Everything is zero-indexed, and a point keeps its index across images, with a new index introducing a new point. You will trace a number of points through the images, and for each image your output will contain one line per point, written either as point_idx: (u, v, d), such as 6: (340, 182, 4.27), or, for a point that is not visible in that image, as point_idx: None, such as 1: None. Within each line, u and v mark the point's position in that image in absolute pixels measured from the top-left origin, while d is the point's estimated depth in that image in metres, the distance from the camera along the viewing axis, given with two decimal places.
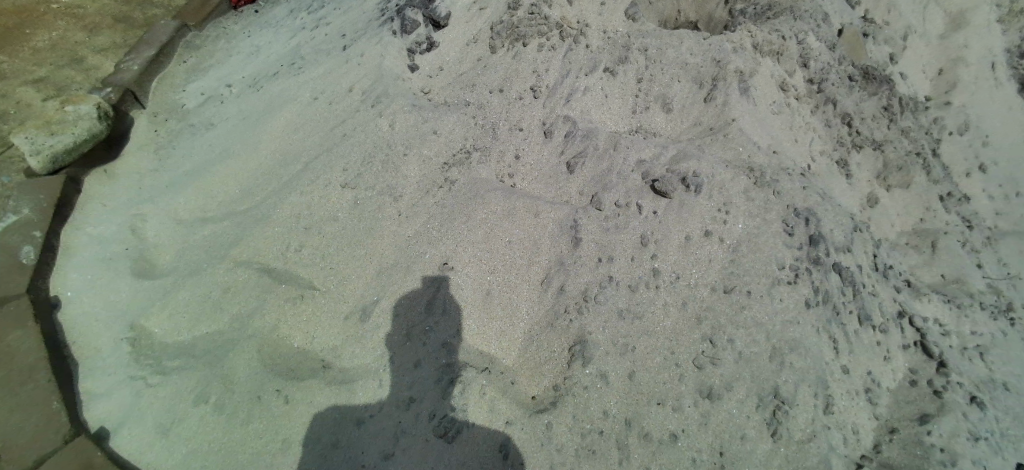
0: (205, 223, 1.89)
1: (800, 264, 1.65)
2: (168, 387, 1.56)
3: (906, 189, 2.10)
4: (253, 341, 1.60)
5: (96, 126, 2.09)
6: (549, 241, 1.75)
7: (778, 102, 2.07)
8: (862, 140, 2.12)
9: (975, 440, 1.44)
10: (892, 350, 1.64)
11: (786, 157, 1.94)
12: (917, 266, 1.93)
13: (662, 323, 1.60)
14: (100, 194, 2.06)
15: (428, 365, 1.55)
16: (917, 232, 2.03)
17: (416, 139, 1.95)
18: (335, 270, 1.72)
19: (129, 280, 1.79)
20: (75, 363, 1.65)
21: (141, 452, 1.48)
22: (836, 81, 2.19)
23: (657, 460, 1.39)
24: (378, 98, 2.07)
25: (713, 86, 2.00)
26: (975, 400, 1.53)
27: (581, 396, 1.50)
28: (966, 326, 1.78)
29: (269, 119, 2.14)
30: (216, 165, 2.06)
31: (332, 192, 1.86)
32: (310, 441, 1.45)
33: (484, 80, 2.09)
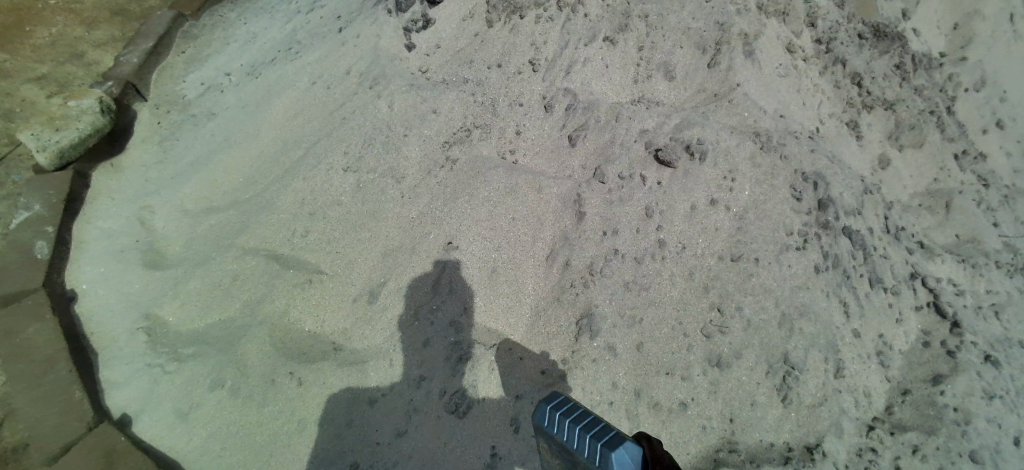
0: (210, 213, 1.90)
1: (809, 229, 1.63)
2: (185, 374, 1.59)
3: (918, 149, 2.05)
4: (264, 327, 1.62)
5: (99, 119, 2.07)
6: (554, 217, 1.74)
7: (784, 65, 2.02)
8: (873, 100, 2.06)
9: (989, 398, 1.46)
10: (904, 313, 1.62)
11: (793, 121, 1.90)
12: (931, 227, 1.89)
13: (669, 293, 1.59)
14: (107, 188, 2.08)
15: (437, 344, 1.57)
16: (931, 192, 1.99)
17: (416, 119, 1.94)
18: (341, 253, 1.73)
19: (141, 272, 1.82)
20: (94, 353, 1.69)
21: (163, 437, 1.53)
22: (845, 40, 2.13)
23: (668, 430, 1.42)
24: (376, 80, 2.05)
25: (717, 50, 1.95)
26: (990, 359, 1.53)
27: (590, 368, 1.52)
28: (980, 286, 1.76)
29: (269, 106, 2.12)
30: (219, 155, 2.05)
31: (334, 177, 1.86)
32: (325, 421, 1.49)
33: (481, 56, 2.05)
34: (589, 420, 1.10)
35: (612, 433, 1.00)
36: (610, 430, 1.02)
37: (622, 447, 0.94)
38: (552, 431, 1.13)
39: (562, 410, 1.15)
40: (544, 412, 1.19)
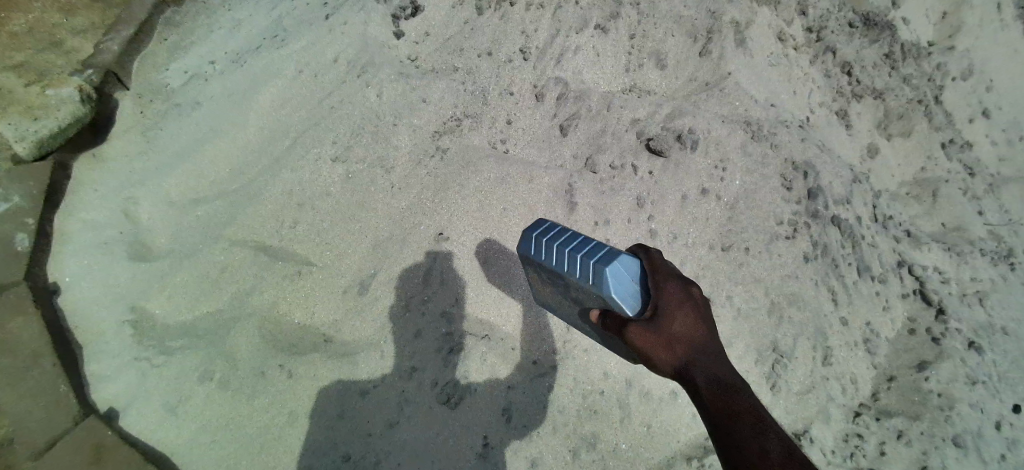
0: (197, 204, 1.86)
1: (798, 219, 1.66)
2: (173, 367, 1.58)
3: (906, 138, 2.06)
4: (254, 319, 1.61)
5: (80, 109, 2.02)
6: (545, 208, 1.72)
7: (775, 54, 2.02)
8: (862, 89, 2.06)
9: (973, 384, 1.50)
10: (891, 300, 1.64)
11: (782, 110, 1.91)
12: (919, 216, 1.91)
13: None
14: (89, 179, 2.01)
15: (428, 335, 1.57)
16: (918, 181, 2.00)
17: (406, 108, 1.91)
18: (331, 245, 1.71)
19: (126, 264, 1.78)
20: (79, 347, 1.66)
21: (151, 430, 1.51)
22: (836, 29, 2.12)
23: (657, 417, 1.50)
24: (364, 68, 2.00)
25: (708, 39, 1.94)
26: (973, 345, 1.57)
27: (581, 358, 1.57)
28: (965, 273, 1.78)
29: (253, 97, 2.03)
30: (203, 145, 1.98)
31: (323, 167, 1.83)
32: (317, 413, 1.50)
33: (472, 44, 2.02)
34: (578, 242, 1.20)
35: (604, 253, 1.09)
36: (601, 250, 1.11)
37: (617, 261, 1.02)
38: (541, 258, 1.26)
39: (549, 237, 1.25)
40: (529, 240, 1.30)
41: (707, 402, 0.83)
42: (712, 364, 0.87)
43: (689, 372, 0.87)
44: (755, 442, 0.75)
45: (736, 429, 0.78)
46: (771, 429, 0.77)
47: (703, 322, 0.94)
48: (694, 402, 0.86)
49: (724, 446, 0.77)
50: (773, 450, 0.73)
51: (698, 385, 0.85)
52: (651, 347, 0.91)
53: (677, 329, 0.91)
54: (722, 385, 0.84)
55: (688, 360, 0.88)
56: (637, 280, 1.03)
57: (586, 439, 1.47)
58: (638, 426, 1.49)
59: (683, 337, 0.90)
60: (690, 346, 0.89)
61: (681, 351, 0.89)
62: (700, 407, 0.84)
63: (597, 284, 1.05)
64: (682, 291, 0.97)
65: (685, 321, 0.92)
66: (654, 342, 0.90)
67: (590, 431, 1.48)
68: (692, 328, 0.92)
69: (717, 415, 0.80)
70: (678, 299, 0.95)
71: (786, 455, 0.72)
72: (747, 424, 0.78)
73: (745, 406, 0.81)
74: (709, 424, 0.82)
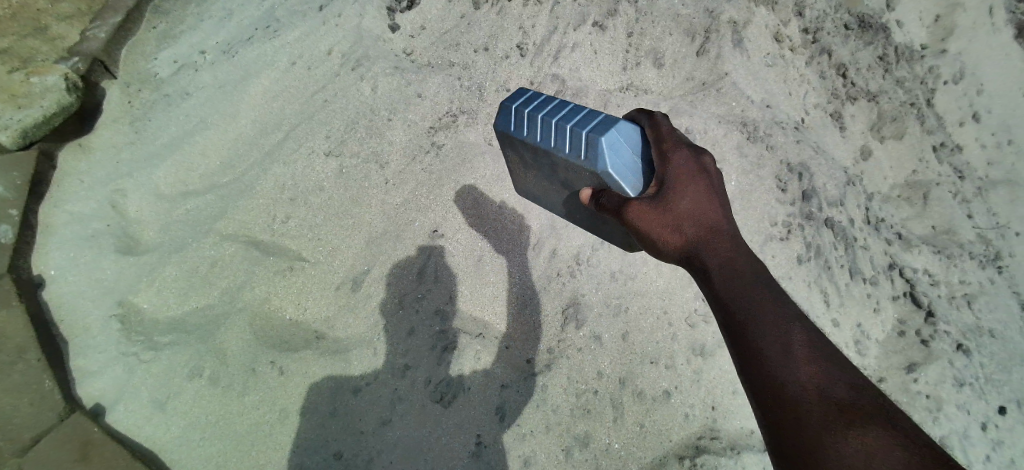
0: (186, 197, 1.82)
1: (792, 220, 1.68)
2: (161, 363, 1.55)
3: (898, 140, 2.07)
4: (244, 315, 1.59)
5: (65, 97, 1.96)
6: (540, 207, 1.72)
7: (771, 55, 2.04)
8: (857, 91, 2.07)
9: (959, 385, 1.56)
10: (881, 302, 1.67)
11: (778, 111, 1.93)
12: (909, 218, 1.94)
13: (655, 283, 1.64)
14: (76, 169, 1.97)
15: (422, 333, 1.57)
16: (910, 184, 2.01)
17: (401, 103, 1.89)
18: (324, 240, 1.69)
19: (113, 257, 1.74)
20: (64, 342, 1.63)
21: (139, 427, 1.49)
22: (832, 30, 2.12)
23: (650, 417, 1.50)
24: (358, 61, 1.97)
25: (706, 38, 1.95)
26: (961, 348, 1.61)
27: (575, 358, 1.56)
28: (955, 276, 1.81)
29: (246, 86, 1.99)
30: (193, 137, 1.93)
31: (316, 162, 1.80)
32: (308, 410, 1.49)
33: (468, 39, 2.00)
34: (568, 109, 1.16)
35: (597, 120, 1.10)
36: (599, 118, 1.11)
37: (613, 129, 1.06)
38: (522, 135, 1.23)
39: (533, 108, 1.19)
40: (508, 114, 1.25)
41: (718, 287, 0.86)
42: (723, 248, 0.90)
43: (699, 258, 0.90)
44: (775, 331, 0.77)
45: (753, 317, 0.80)
46: (792, 320, 0.79)
47: (712, 203, 0.95)
48: (703, 284, 0.90)
49: (738, 330, 0.81)
50: (797, 344, 0.76)
51: (709, 271, 0.88)
52: (661, 231, 0.92)
53: (686, 212, 0.93)
54: (735, 270, 0.86)
55: (698, 244, 0.91)
56: (632, 151, 1.09)
57: (578, 439, 1.47)
58: (631, 425, 1.49)
59: (692, 219, 0.92)
60: (700, 229, 0.92)
61: (691, 234, 0.92)
62: (709, 291, 0.88)
63: (589, 159, 1.09)
64: (692, 169, 0.98)
65: (696, 194, 0.95)
66: (663, 226, 0.92)
67: (583, 431, 1.48)
68: (700, 210, 0.93)
69: (730, 301, 0.83)
70: (688, 180, 0.96)
71: (808, 350, 0.75)
72: (763, 312, 0.80)
73: (761, 294, 0.83)
74: (722, 308, 0.84)
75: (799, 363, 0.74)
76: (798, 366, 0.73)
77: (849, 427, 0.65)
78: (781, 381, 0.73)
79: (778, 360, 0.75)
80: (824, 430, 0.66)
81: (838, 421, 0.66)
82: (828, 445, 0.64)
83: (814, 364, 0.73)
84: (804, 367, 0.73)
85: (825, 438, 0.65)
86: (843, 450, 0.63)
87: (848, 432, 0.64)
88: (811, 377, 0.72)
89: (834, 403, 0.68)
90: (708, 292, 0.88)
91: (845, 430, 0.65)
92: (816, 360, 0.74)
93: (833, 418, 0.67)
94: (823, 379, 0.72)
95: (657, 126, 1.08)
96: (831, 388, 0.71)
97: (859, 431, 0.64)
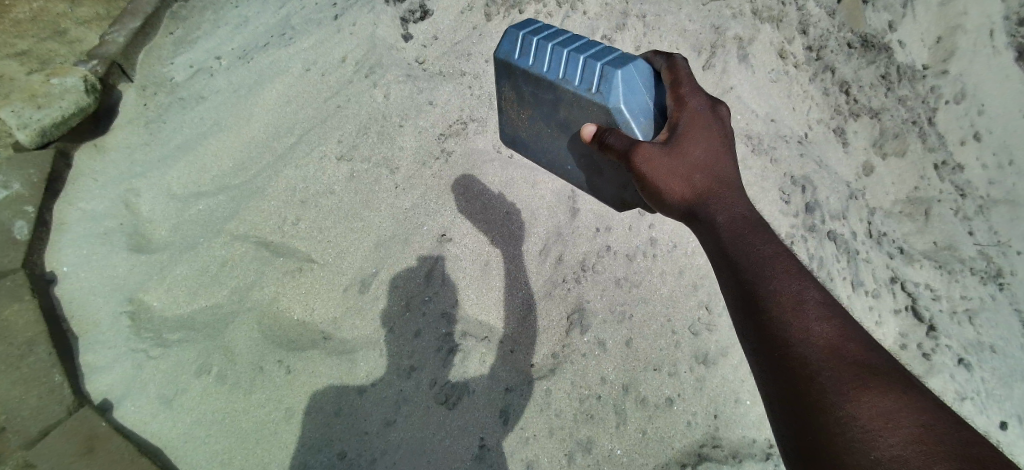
0: (199, 197, 1.85)
1: (797, 231, 1.75)
2: (169, 359, 1.57)
3: (900, 157, 2.09)
4: (253, 314, 1.61)
5: (85, 99, 1.99)
6: (547, 214, 1.76)
7: (775, 71, 2.08)
8: (859, 108, 2.11)
9: (961, 400, 1.63)
10: (884, 316, 1.73)
11: (783, 125, 1.99)
12: (911, 233, 1.96)
13: (659, 290, 1.67)
14: (91, 169, 2.00)
15: (428, 335, 1.59)
16: (912, 200, 2.03)
17: (412, 110, 1.93)
18: (333, 242, 1.72)
19: (125, 255, 1.77)
20: (74, 337, 1.65)
21: (144, 422, 1.51)
22: (835, 48, 2.17)
23: (653, 423, 1.51)
24: (372, 69, 2.02)
25: (712, 52, 2.01)
26: (963, 362, 1.70)
27: (580, 362, 1.58)
28: (956, 291, 1.86)
29: (261, 90, 2.03)
30: (206, 138, 1.97)
31: (328, 165, 1.83)
32: (313, 410, 1.50)
33: (480, 49, 2.04)
34: (578, 43, 1.06)
35: (613, 55, 1.02)
36: (612, 55, 1.03)
37: (631, 66, 0.99)
38: (527, 63, 1.09)
39: (542, 36, 1.07)
40: (512, 40, 1.11)
41: (725, 241, 0.79)
42: (733, 205, 0.83)
43: (705, 212, 0.84)
44: (788, 285, 0.70)
45: (762, 269, 0.73)
46: (807, 276, 0.71)
47: (722, 156, 0.90)
48: (706, 239, 0.84)
49: (742, 285, 0.74)
50: (811, 298, 0.68)
51: (716, 224, 0.82)
52: (667, 181, 0.87)
53: (696, 164, 0.88)
54: (744, 224, 0.80)
55: (706, 198, 0.85)
56: (645, 91, 1.01)
57: (581, 444, 1.48)
58: (632, 432, 1.50)
59: (702, 170, 0.87)
60: (709, 182, 0.87)
61: (699, 185, 0.87)
62: (714, 245, 0.82)
63: (602, 93, 0.99)
64: (705, 120, 0.92)
65: (707, 148, 0.90)
66: (670, 175, 0.87)
67: (586, 436, 1.49)
68: (709, 164, 0.88)
69: (736, 254, 0.77)
70: (699, 132, 0.91)
71: (825, 306, 0.67)
72: (776, 266, 0.73)
73: (772, 246, 0.76)
74: (726, 262, 0.78)
75: (812, 317, 0.66)
76: (811, 322, 0.66)
77: (865, 387, 0.58)
78: (789, 338, 0.66)
79: (789, 314, 0.67)
80: (836, 393, 0.59)
81: (851, 381, 0.59)
82: (838, 408, 0.58)
83: (831, 320, 0.66)
84: (818, 323, 0.65)
85: (836, 401, 0.58)
86: (856, 412, 0.56)
87: (862, 395, 0.57)
88: (824, 335, 0.64)
89: (849, 361, 0.61)
90: (712, 246, 0.82)
91: (858, 391, 0.57)
92: (833, 316, 0.66)
93: (845, 378, 0.59)
94: (839, 336, 0.64)
95: (675, 70, 1.00)
96: (847, 346, 0.63)
97: (876, 393, 0.56)
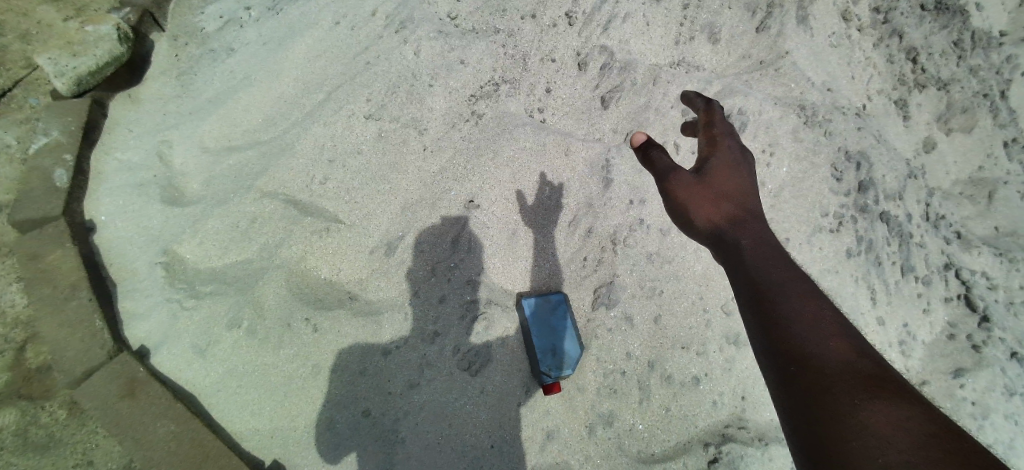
0: (230, 152, 1.79)
1: (846, 212, 1.72)
2: (202, 311, 1.59)
3: (967, 133, 1.92)
4: (281, 271, 1.62)
5: (119, 48, 1.85)
6: (579, 182, 1.73)
7: (836, 34, 1.92)
8: (926, 78, 1.93)
9: (1009, 395, 1.59)
10: (933, 303, 1.69)
11: (840, 95, 1.87)
12: (971, 217, 1.84)
13: (693, 268, 1.66)
14: (126, 119, 1.90)
15: (453, 301, 1.59)
16: (974, 181, 1.88)
17: (443, 69, 1.86)
18: (360, 204, 1.70)
19: (159, 208, 1.74)
20: (113, 284, 1.66)
21: (180, 370, 1.56)
22: (907, 10, 1.95)
23: (677, 401, 1.54)
24: (402, 24, 1.91)
25: (768, 13, 1.87)
26: (1015, 355, 1.63)
27: (605, 337, 1.59)
28: (1015, 280, 1.75)
29: (290, 44, 1.93)
30: (237, 92, 1.88)
31: (356, 123, 1.79)
32: (339, 368, 1.53)
33: (515, 4, 1.93)
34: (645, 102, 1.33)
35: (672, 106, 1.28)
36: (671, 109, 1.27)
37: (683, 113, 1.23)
38: None
39: None
40: None
41: (749, 261, 0.89)
42: (753, 229, 0.96)
43: (731, 233, 0.96)
44: (804, 305, 0.77)
45: (780, 289, 0.81)
46: (822, 300, 0.78)
47: (748, 193, 1.04)
48: (729, 260, 0.94)
49: (760, 301, 0.81)
50: (825, 318, 0.75)
51: (740, 245, 0.93)
52: (698, 204, 1.04)
53: (724, 195, 1.03)
54: (765, 249, 0.90)
55: (732, 222, 0.98)
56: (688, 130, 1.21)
57: (603, 417, 1.52)
58: (656, 408, 1.53)
59: (730, 200, 1.02)
60: (736, 209, 1.01)
61: (725, 209, 1.01)
62: (737, 265, 0.90)
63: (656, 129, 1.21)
64: (733, 164, 1.08)
65: (734, 184, 1.05)
66: (702, 199, 1.04)
67: (608, 409, 1.53)
68: (735, 197, 1.03)
69: (757, 274, 0.85)
70: (729, 172, 1.07)
71: (837, 327, 0.74)
72: (792, 288, 0.81)
73: (790, 272, 0.84)
74: (746, 280, 0.86)
75: (827, 337, 0.72)
76: (825, 339, 0.72)
77: (877, 398, 0.62)
78: (806, 349, 0.71)
79: (805, 331, 0.73)
80: (849, 403, 0.62)
81: (865, 392, 0.63)
82: (852, 415, 0.61)
83: (843, 341, 0.72)
84: (833, 342, 0.71)
85: (849, 409, 0.62)
86: (870, 419, 0.60)
87: (875, 404, 0.61)
88: (838, 354, 0.70)
89: (862, 376, 0.66)
90: (734, 264, 0.91)
91: (871, 402, 0.61)
92: (845, 337, 0.72)
93: (859, 391, 0.63)
94: (852, 355, 0.70)
95: (710, 113, 1.20)
96: (860, 364, 0.68)
97: (887, 405, 0.61)
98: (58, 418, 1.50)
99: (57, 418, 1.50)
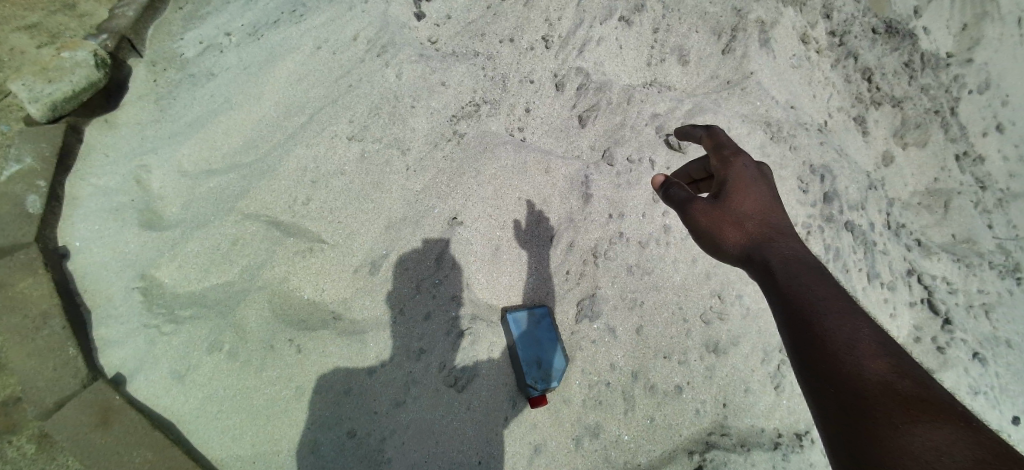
0: (211, 175, 1.78)
1: (814, 222, 1.79)
2: (181, 336, 1.56)
3: (922, 147, 2.05)
4: (264, 292, 1.60)
5: (95, 74, 1.84)
6: (561, 197, 1.78)
7: (797, 56, 2.05)
8: (881, 96, 2.07)
9: (974, 394, 1.67)
10: (900, 308, 1.77)
11: (803, 112, 1.98)
12: (930, 226, 1.95)
13: (671, 278, 1.72)
14: (103, 144, 1.87)
15: (438, 317, 1.60)
16: (931, 191, 2.01)
17: (425, 90, 1.90)
18: (343, 223, 1.71)
19: (136, 231, 1.70)
20: (88, 310, 1.61)
21: (157, 397, 1.51)
22: (859, 34, 2.11)
23: (661, 410, 1.57)
24: (383, 47, 1.96)
25: (732, 36, 1.99)
26: (976, 356, 1.72)
27: (590, 349, 1.62)
28: (974, 285, 1.87)
29: (270, 68, 1.95)
30: (217, 115, 1.88)
31: (338, 144, 1.81)
32: (322, 389, 1.51)
33: (494, 29, 2.01)
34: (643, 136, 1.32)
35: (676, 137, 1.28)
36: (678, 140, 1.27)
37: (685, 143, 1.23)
38: None
39: None
40: None
41: (782, 279, 0.88)
42: (782, 246, 0.95)
43: (760, 252, 0.95)
44: (840, 320, 0.77)
45: (815, 304, 0.81)
46: (860, 316, 0.78)
47: (770, 205, 1.04)
48: (760, 276, 0.93)
49: (795, 319, 0.81)
50: (862, 335, 0.75)
51: (771, 264, 0.92)
52: (722, 227, 1.01)
53: (747, 213, 1.02)
54: (795, 264, 0.90)
55: (760, 241, 0.97)
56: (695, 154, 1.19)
57: (589, 429, 1.53)
58: (641, 418, 1.55)
59: (754, 218, 1.01)
60: (760, 226, 1.00)
61: (751, 230, 0.99)
62: (769, 284, 0.90)
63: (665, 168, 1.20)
64: (749, 174, 1.08)
65: (755, 200, 1.04)
66: (724, 222, 1.02)
67: (594, 421, 1.54)
68: (759, 214, 1.02)
69: (789, 290, 0.85)
70: (746, 187, 1.06)
71: (875, 345, 0.73)
72: (829, 304, 0.80)
73: (825, 286, 0.84)
74: (780, 298, 0.86)
75: (865, 356, 0.72)
76: (861, 357, 0.72)
77: (920, 423, 0.61)
78: (845, 369, 0.72)
79: (843, 350, 0.73)
80: (891, 427, 0.63)
81: (904, 415, 0.63)
82: (894, 438, 0.61)
83: (882, 358, 0.71)
84: (870, 360, 0.71)
85: (890, 433, 0.62)
86: (911, 442, 0.60)
87: (916, 429, 0.61)
88: (877, 372, 0.70)
89: (901, 397, 0.66)
90: (767, 282, 0.91)
91: (912, 427, 0.61)
92: (884, 354, 0.72)
93: (896, 413, 0.64)
94: (892, 374, 0.69)
95: (715, 137, 1.18)
96: (898, 383, 0.68)
97: (929, 431, 0.60)
98: (25, 452, 1.44)
99: (24, 452, 1.44)
